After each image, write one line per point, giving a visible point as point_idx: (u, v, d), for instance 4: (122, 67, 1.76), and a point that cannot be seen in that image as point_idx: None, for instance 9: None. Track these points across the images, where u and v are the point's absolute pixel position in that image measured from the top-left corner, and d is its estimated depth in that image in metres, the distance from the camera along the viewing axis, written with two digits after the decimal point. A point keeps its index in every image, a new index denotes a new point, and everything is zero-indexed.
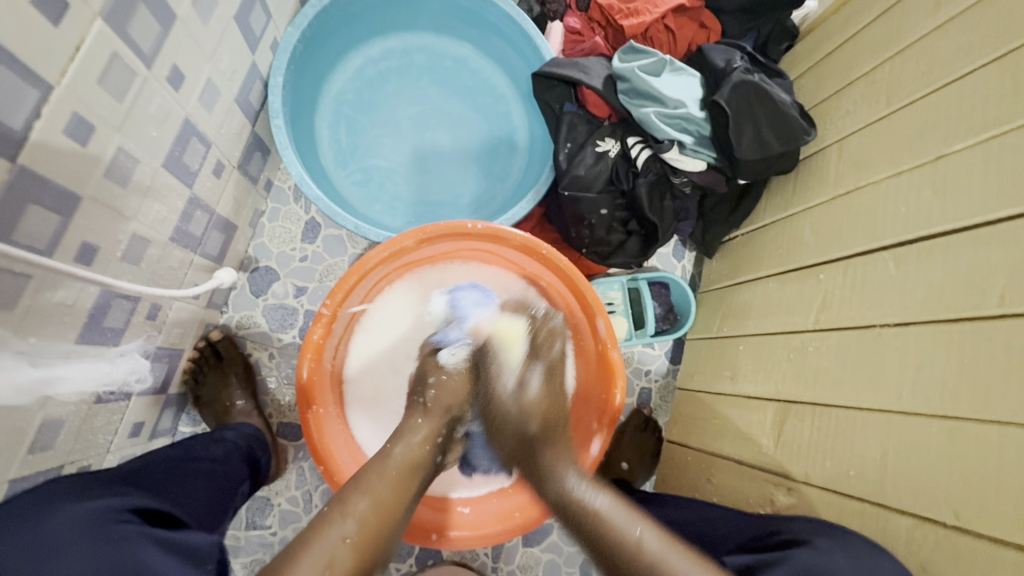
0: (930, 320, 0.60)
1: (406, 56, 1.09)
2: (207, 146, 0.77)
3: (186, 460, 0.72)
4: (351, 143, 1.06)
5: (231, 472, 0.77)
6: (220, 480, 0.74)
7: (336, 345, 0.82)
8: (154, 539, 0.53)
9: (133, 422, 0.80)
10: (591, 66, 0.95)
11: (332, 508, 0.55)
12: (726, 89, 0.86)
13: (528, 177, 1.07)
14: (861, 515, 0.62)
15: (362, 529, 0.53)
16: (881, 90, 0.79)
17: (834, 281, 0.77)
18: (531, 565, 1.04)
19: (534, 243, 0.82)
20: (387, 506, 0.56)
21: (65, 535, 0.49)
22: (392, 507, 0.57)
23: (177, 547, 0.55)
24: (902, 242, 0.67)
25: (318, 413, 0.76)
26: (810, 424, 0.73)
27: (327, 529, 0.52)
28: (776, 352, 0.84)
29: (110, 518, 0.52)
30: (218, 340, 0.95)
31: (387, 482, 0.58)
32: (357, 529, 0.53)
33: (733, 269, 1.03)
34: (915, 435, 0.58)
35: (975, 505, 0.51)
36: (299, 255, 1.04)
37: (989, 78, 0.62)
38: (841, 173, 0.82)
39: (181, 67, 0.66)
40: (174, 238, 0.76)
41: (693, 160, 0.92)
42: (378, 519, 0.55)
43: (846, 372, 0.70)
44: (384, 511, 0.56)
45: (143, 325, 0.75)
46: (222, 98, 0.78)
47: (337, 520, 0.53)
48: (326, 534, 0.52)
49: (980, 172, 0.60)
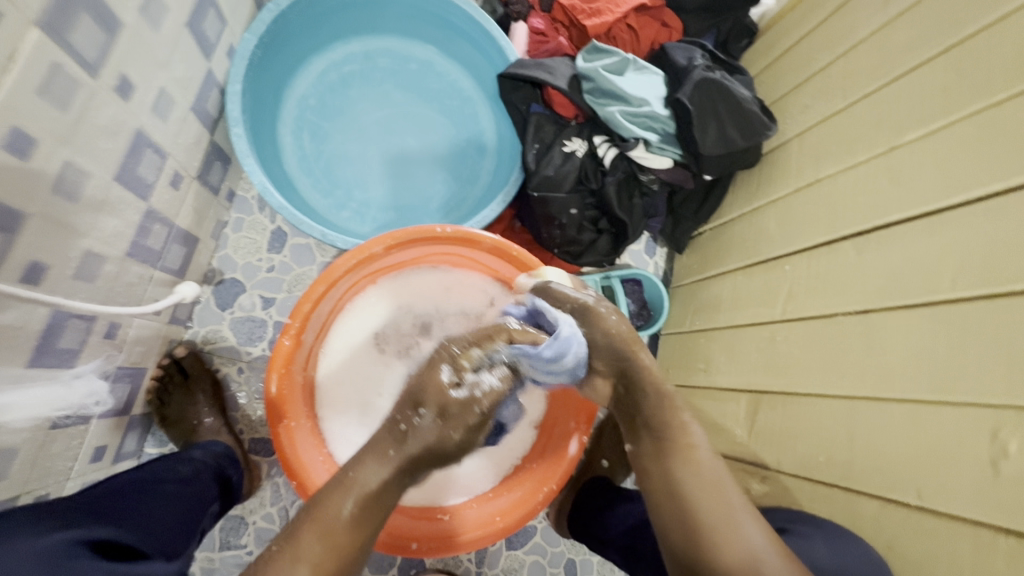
0: (888, 307, 0.62)
1: (369, 60, 1.07)
2: (163, 156, 0.74)
3: (153, 480, 0.70)
4: (316, 149, 1.04)
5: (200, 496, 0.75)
6: (188, 503, 0.71)
7: (307, 357, 0.81)
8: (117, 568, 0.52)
9: (94, 447, 0.77)
10: (556, 66, 0.95)
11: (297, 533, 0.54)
12: (688, 87, 0.86)
13: (497, 180, 1.07)
14: (831, 501, 0.63)
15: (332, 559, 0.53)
16: (835, 84, 0.81)
17: (798, 272, 0.78)
18: (516, 568, 1.04)
19: (505, 244, 0.82)
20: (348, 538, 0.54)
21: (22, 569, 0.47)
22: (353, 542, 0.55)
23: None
24: (860, 232, 0.69)
25: (289, 426, 0.74)
26: (780, 412, 0.74)
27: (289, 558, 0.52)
28: (746, 343, 0.85)
29: (66, 552, 0.50)
30: (183, 356, 0.92)
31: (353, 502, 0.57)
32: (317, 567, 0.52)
33: (702, 263, 1.05)
34: (878, 418, 0.60)
35: (936, 485, 0.53)
36: (266, 266, 1.01)
37: (934, 72, 0.64)
38: (800, 166, 0.84)
39: (131, 76, 0.64)
40: (130, 253, 0.73)
41: (659, 158, 0.92)
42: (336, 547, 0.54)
43: (812, 359, 0.71)
44: (346, 547, 0.54)
45: (101, 345, 0.72)
46: (177, 106, 0.75)
47: (303, 552, 0.52)
48: (288, 560, 0.52)
49: (930, 162, 0.62)
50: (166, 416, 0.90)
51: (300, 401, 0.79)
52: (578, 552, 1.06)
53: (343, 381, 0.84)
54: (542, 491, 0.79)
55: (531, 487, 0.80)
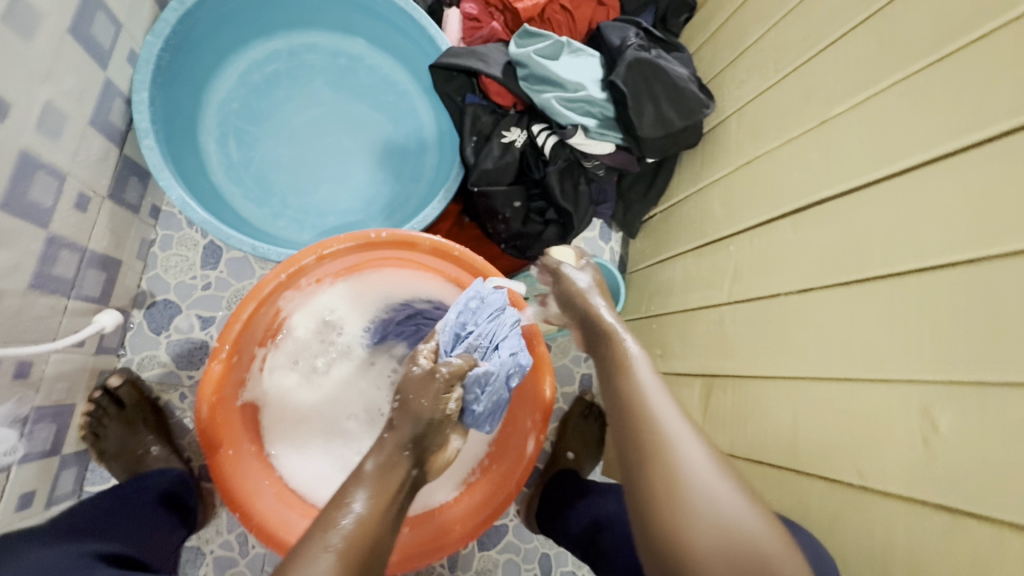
0: (826, 284, 0.61)
1: (295, 57, 1.01)
2: (61, 178, 0.69)
3: (124, 506, 0.74)
4: (244, 157, 0.98)
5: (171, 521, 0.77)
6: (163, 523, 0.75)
7: (243, 381, 0.76)
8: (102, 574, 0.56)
9: (19, 493, 0.72)
10: (489, 54, 0.91)
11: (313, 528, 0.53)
12: (620, 68, 0.83)
13: (440, 174, 1.02)
14: (781, 482, 0.63)
15: (346, 544, 0.51)
16: (768, 57, 0.79)
17: (742, 252, 0.77)
18: (490, 569, 1.03)
19: (445, 245, 0.79)
20: (369, 524, 0.53)
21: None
22: (375, 524, 0.54)
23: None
24: (797, 208, 0.68)
25: (228, 455, 0.71)
26: (731, 395, 0.74)
27: (308, 547, 0.51)
28: (698, 327, 0.84)
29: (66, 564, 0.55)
30: (118, 386, 0.87)
31: (365, 497, 0.55)
32: (343, 543, 0.51)
33: (655, 247, 1.04)
34: (821, 397, 0.59)
35: (876, 463, 0.52)
36: (201, 283, 0.96)
37: (861, 40, 0.63)
38: (740, 143, 0.83)
39: (4, 93, 0.58)
40: (35, 285, 0.68)
41: (600, 143, 0.89)
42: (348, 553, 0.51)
43: (758, 341, 0.70)
44: (367, 528, 0.53)
45: (11, 387, 0.66)
46: (71, 122, 0.69)
47: (321, 537, 0.52)
48: (309, 550, 0.51)
49: (859, 133, 0.61)
50: (104, 450, 0.85)
51: (240, 426, 0.74)
52: (551, 546, 1.05)
53: (284, 400, 0.81)
54: (501, 495, 0.78)
55: (491, 490, 0.79)
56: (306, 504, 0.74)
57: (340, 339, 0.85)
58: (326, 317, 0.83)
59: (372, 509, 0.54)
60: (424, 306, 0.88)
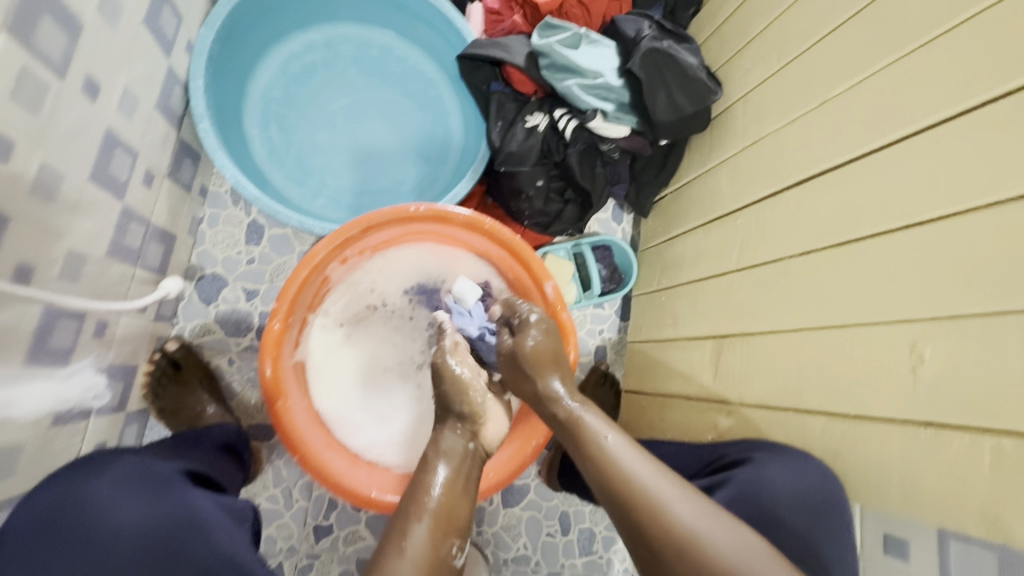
0: (826, 245, 0.69)
1: (330, 48, 1.09)
2: (133, 155, 0.76)
3: (193, 446, 0.80)
4: (285, 140, 1.06)
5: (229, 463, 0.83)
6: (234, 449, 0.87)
7: (294, 342, 0.84)
8: (202, 494, 0.68)
9: (95, 442, 0.79)
10: (512, 45, 0.98)
11: (399, 518, 0.60)
12: (636, 57, 0.91)
13: (466, 157, 1.09)
14: (788, 423, 0.71)
15: (434, 522, 0.59)
16: (771, 47, 0.86)
17: (749, 224, 0.85)
18: (514, 524, 1.12)
19: (477, 218, 0.86)
20: (448, 506, 0.61)
21: (131, 484, 0.64)
22: (459, 511, 0.62)
23: (224, 505, 0.70)
24: (801, 181, 0.75)
25: (286, 405, 0.78)
26: (739, 351, 0.82)
27: (397, 547, 0.56)
28: (707, 294, 0.92)
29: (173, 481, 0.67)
30: (175, 350, 0.94)
31: (440, 485, 0.63)
32: (430, 525, 0.59)
33: (666, 225, 1.11)
34: (822, 345, 0.67)
35: (872, 396, 0.60)
36: (246, 258, 1.03)
37: (859, 28, 0.70)
38: (746, 126, 0.90)
39: (95, 77, 0.65)
40: (111, 252, 0.74)
41: (617, 127, 0.97)
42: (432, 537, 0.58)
43: (764, 302, 0.78)
44: (449, 511, 0.61)
45: (92, 343, 0.74)
46: (141, 105, 0.76)
47: (414, 519, 0.59)
48: (398, 535, 0.58)
49: (855, 111, 0.68)
50: (163, 408, 0.92)
51: (292, 381, 0.83)
52: (570, 504, 1.14)
53: (328, 360, 0.89)
54: (530, 445, 0.84)
55: (520, 442, 0.85)
56: (351, 452, 0.85)
57: (383, 306, 0.93)
58: (366, 291, 0.92)
59: (446, 495, 0.62)
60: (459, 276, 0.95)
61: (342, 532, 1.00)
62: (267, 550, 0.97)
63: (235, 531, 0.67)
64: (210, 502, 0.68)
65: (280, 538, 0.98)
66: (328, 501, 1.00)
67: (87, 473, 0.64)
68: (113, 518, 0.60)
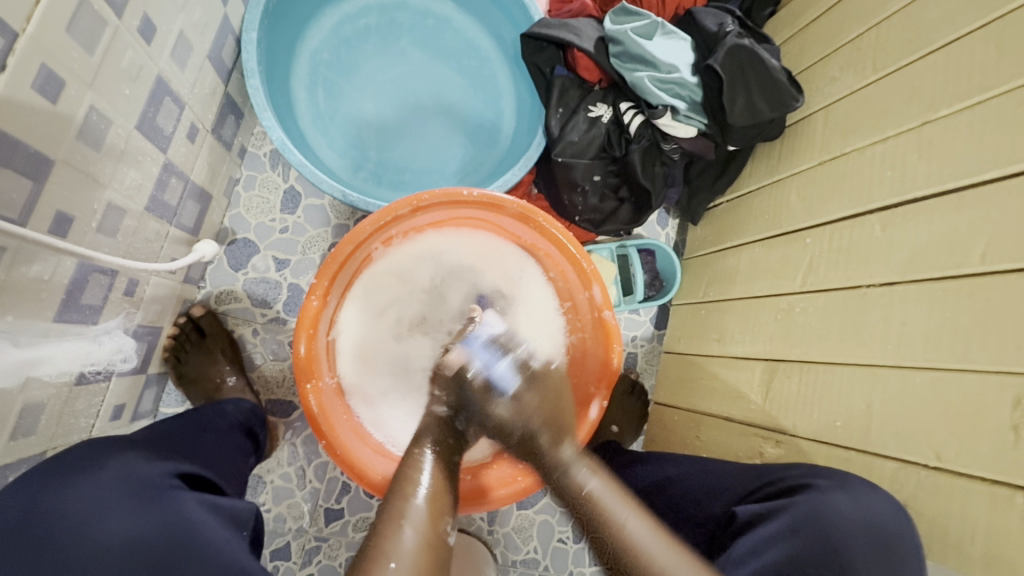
0: (914, 279, 0.64)
1: (386, 14, 1.02)
2: (181, 107, 0.71)
3: (198, 433, 0.71)
4: (330, 107, 1.01)
5: (238, 446, 0.75)
6: (243, 440, 0.77)
7: (329, 318, 0.80)
8: (197, 501, 0.56)
9: (113, 405, 0.76)
10: (581, 28, 0.92)
11: (389, 514, 0.56)
12: (720, 53, 0.85)
13: (517, 143, 1.03)
14: (847, 463, 0.67)
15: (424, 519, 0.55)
16: (867, 55, 0.80)
17: (820, 245, 0.80)
18: (526, 527, 1.08)
19: (531, 210, 0.80)
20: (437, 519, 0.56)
21: (111, 494, 0.51)
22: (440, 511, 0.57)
23: (225, 510, 0.59)
24: (887, 205, 0.70)
25: (317, 386, 0.75)
26: (796, 379, 0.77)
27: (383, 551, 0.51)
28: (762, 313, 0.87)
29: (167, 482, 0.56)
30: (200, 316, 0.90)
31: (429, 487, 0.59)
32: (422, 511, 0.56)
33: (717, 235, 1.06)
34: (903, 386, 0.62)
35: (957, 448, 0.56)
36: (279, 226, 0.98)
37: (978, 45, 0.64)
38: (826, 140, 0.84)
39: (152, 17, 0.60)
40: (149, 208, 0.70)
41: (685, 127, 0.91)
42: (431, 515, 0.56)
43: (831, 330, 0.73)
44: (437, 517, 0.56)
45: (121, 303, 0.69)
46: (194, 53, 0.71)
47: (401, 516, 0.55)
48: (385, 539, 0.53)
49: (966, 136, 0.62)
50: (184, 374, 0.88)
51: (324, 361, 0.79)
52: None
53: (364, 339, 0.85)
54: None
55: None
56: (375, 442, 0.80)
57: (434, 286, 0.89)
58: (419, 265, 0.88)
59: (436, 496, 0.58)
60: (510, 269, 0.89)
61: (352, 518, 0.96)
62: (275, 528, 0.95)
63: (237, 542, 0.56)
64: (205, 508, 0.56)
65: (290, 518, 0.95)
66: (342, 484, 0.97)
67: (63, 474, 0.52)
68: (101, 530, 0.49)
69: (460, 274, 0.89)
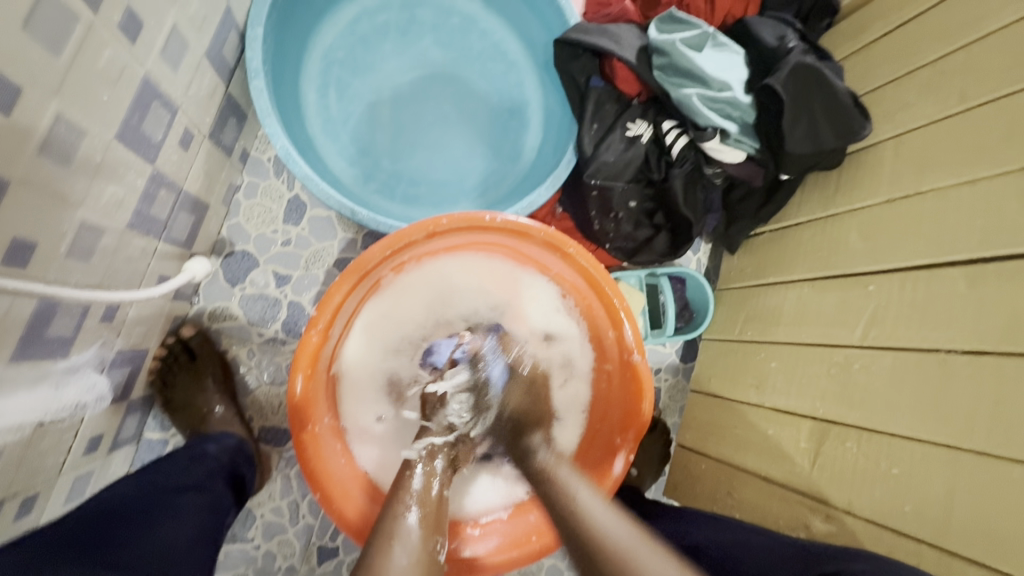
0: (1009, 352, 0.55)
1: (407, 11, 0.94)
2: (173, 112, 0.63)
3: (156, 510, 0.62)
4: (342, 111, 0.92)
5: (213, 503, 0.68)
6: (212, 506, 0.68)
7: (332, 351, 0.73)
8: None
9: (89, 437, 0.69)
10: (621, 35, 0.83)
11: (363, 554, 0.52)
12: (782, 72, 0.75)
13: (543, 157, 0.94)
14: (917, 556, 0.58)
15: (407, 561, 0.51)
16: (950, 81, 0.70)
17: (886, 294, 0.70)
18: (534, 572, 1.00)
19: (561, 239, 0.71)
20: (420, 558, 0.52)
21: None
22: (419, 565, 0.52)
23: None
24: (975, 259, 0.61)
25: (312, 431, 0.68)
26: (855, 448, 0.68)
27: None
28: (812, 364, 0.78)
29: None
30: (190, 337, 0.84)
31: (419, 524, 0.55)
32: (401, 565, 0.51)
33: (758, 268, 0.96)
34: (996, 480, 0.53)
35: None
36: (281, 238, 0.90)
37: None
38: (898, 174, 0.74)
39: (138, 10, 0.52)
40: (133, 224, 0.62)
41: (733, 151, 0.82)
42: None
43: (900, 397, 0.64)
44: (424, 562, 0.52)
45: (97, 329, 0.62)
46: (191, 51, 0.63)
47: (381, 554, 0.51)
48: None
49: None
50: (170, 401, 0.82)
51: (321, 398, 0.72)
52: None
53: (371, 369, 0.78)
54: None
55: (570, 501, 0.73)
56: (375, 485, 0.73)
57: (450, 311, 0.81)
58: (435, 288, 0.80)
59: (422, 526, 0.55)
60: (531, 298, 0.81)
61: (346, 558, 0.89)
62: (265, 566, 0.87)
63: None
64: None
65: (280, 556, 0.88)
66: None
67: None
68: None
69: (478, 299, 0.81)
